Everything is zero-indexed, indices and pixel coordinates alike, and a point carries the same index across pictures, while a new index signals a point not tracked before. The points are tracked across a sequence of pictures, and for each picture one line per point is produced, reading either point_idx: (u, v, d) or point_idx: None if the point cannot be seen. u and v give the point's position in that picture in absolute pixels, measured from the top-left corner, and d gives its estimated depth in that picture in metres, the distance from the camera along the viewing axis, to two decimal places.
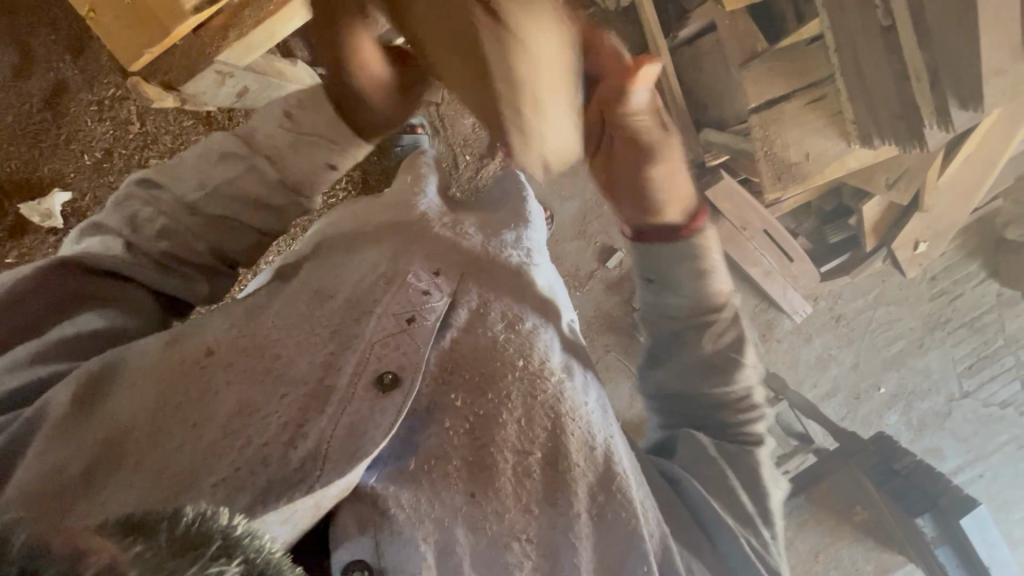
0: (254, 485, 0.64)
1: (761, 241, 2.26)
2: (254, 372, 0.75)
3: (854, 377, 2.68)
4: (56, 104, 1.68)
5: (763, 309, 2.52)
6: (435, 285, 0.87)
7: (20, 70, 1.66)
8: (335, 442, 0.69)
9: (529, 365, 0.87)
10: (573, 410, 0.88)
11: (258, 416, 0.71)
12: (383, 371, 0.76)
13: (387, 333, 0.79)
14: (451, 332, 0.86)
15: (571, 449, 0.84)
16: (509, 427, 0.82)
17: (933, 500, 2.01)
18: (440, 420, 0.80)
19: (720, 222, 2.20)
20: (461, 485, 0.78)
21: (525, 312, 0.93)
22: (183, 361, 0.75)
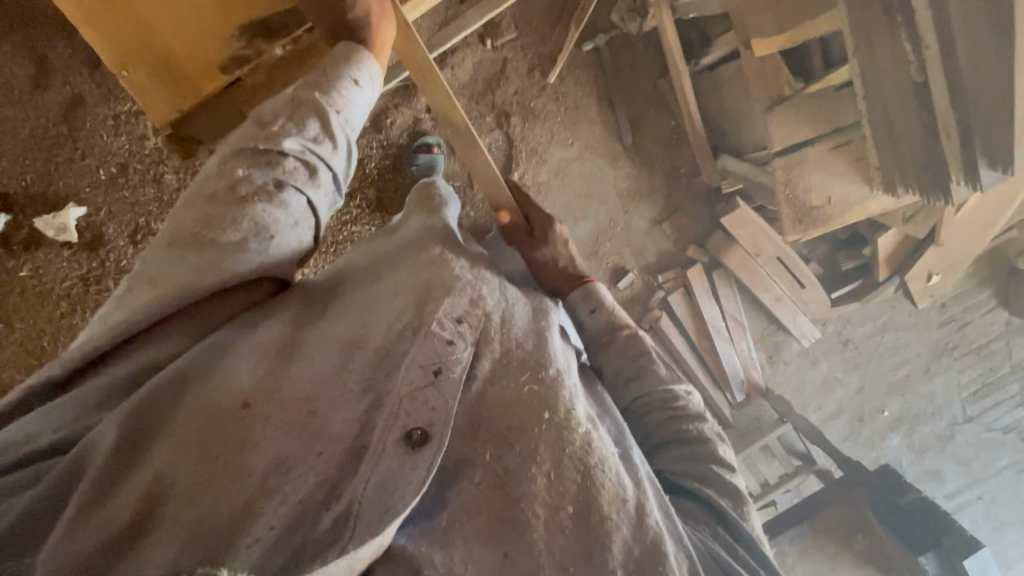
0: (291, 544, 0.64)
1: (773, 266, 2.27)
2: (287, 426, 0.71)
3: (859, 400, 2.69)
4: (72, 118, 1.66)
5: (771, 332, 2.52)
6: (459, 334, 0.82)
7: (35, 83, 1.63)
8: (367, 497, 0.67)
9: (554, 416, 0.81)
10: (603, 461, 0.80)
11: (293, 474, 0.68)
12: (412, 428, 0.72)
13: (415, 387, 0.75)
14: (476, 384, 0.81)
15: (603, 502, 0.77)
16: (537, 481, 0.76)
17: (937, 539, 2.08)
18: (470, 475, 0.76)
19: (732, 249, 2.23)
20: (493, 543, 0.73)
21: (550, 356, 0.88)
22: (222, 411, 0.70)
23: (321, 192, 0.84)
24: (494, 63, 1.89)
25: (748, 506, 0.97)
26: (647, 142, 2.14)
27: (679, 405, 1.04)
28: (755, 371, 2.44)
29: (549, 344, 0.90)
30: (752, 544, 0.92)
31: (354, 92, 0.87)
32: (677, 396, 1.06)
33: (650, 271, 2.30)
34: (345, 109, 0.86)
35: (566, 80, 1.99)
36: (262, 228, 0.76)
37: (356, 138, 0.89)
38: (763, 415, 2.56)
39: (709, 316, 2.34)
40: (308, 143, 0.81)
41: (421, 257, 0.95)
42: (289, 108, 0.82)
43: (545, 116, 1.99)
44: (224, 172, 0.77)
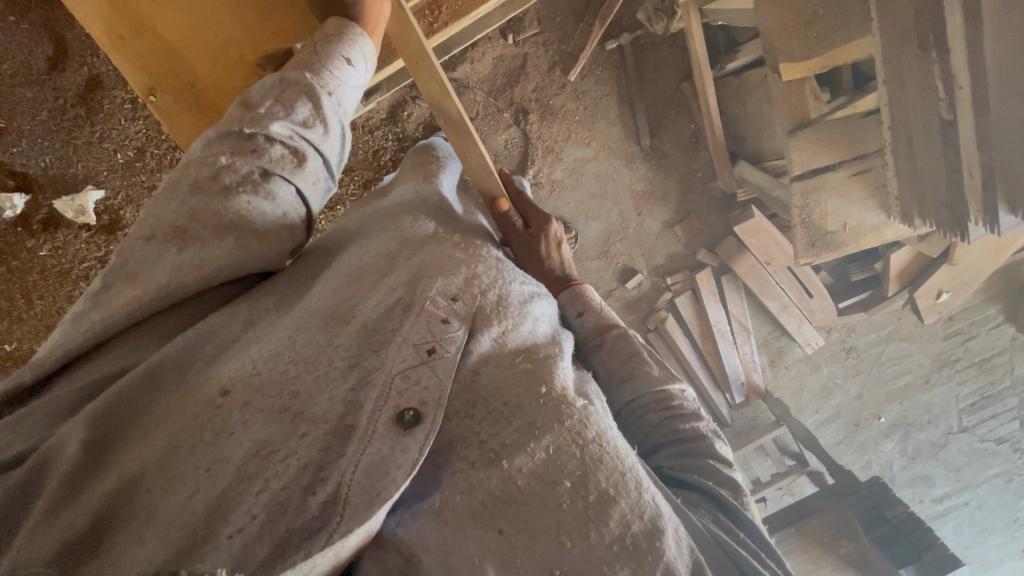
0: (275, 533, 0.60)
1: (783, 276, 2.29)
2: (269, 410, 0.65)
3: (856, 406, 2.73)
4: (90, 100, 1.66)
5: (774, 337, 2.53)
6: (454, 312, 0.76)
7: (53, 64, 1.61)
8: (355, 480, 0.63)
9: (552, 392, 0.74)
10: (601, 435, 0.74)
11: (275, 458, 0.63)
12: (404, 408, 0.67)
13: (406, 366, 0.69)
14: (472, 361, 0.74)
15: (601, 478, 0.71)
16: (535, 456, 0.71)
17: (918, 553, 2.12)
18: (464, 454, 0.71)
19: (743, 256, 2.24)
20: (488, 522, 0.68)
21: (542, 341, 0.82)
22: (196, 404, 0.65)
23: (309, 181, 0.82)
24: (516, 58, 1.85)
25: (749, 497, 0.94)
26: (665, 144, 2.11)
27: (673, 404, 0.98)
28: (756, 373, 2.47)
29: (536, 328, 0.83)
30: (751, 529, 0.89)
31: (346, 72, 0.87)
32: (672, 393, 1.01)
33: (659, 273, 2.31)
34: (338, 91, 0.85)
35: (587, 78, 1.95)
36: (247, 219, 0.76)
37: (349, 121, 0.87)
38: (759, 416, 2.60)
39: (715, 319, 2.36)
40: (297, 130, 0.80)
41: (395, 240, 0.89)
42: (277, 90, 0.81)
43: (563, 114, 1.96)
44: (208, 161, 0.77)
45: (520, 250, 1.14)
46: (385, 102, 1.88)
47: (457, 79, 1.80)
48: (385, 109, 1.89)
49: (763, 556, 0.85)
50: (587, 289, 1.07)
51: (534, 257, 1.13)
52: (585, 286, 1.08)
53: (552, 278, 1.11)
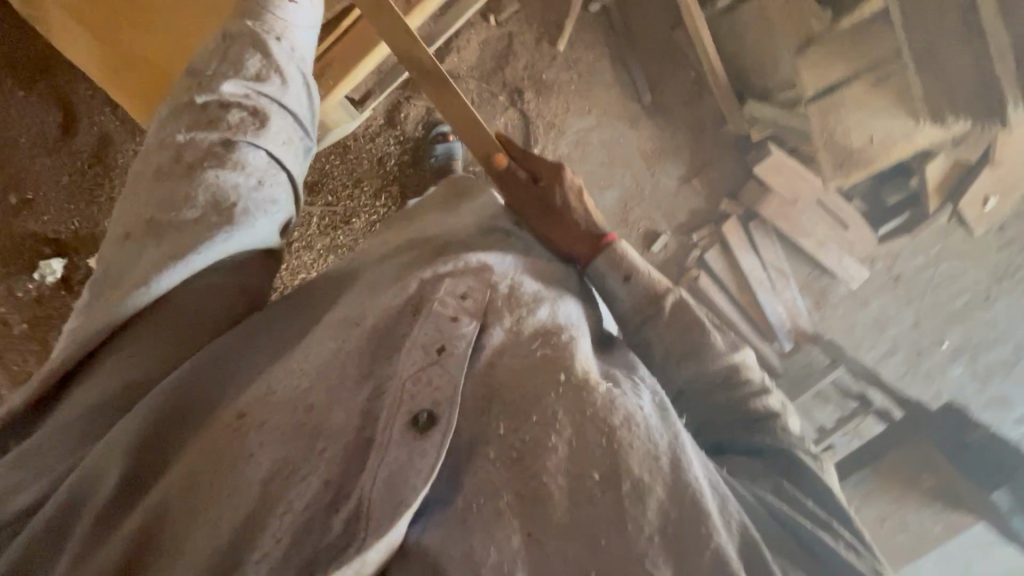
0: (303, 553, 0.60)
1: (813, 211, 2.24)
2: (288, 433, 0.65)
3: (914, 335, 2.60)
4: (104, 157, 1.72)
5: (816, 277, 2.40)
6: (463, 309, 0.75)
7: (66, 130, 1.69)
8: (376, 494, 0.61)
9: (572, 378, 0.71)
10: (631, 418, 0.69)
11: (294, 480, 0.62)
12: (417, 411, 0.66)
13: (418, 367, 0.69)
14: (484, 356, 0.74)
15: (631, 465, 0.66)
16: (559, 449, 0.67)
17: (1012, 471, 2.01)
18: (484, 454, 0.68)
19: (767, 196, 2.18)
20: (516, 523, 0.64)
21: (561, 322, 0.79)
22: (219, 431, 0.66)
23: (277, 141, 0.88)
24: (500, 40, 1.83)
25: (824, 460, 0.88)
26: (667, 99, 2.06)
27: (741, 380, 0.90)
28: (801, 317, 2.38)
29: (554, 315, 0.80)
30: (820, 493, 0.82)
31: (291, 28, 0.94)
32: (735, 364, 0.90)
33: (683, 231, 2.25)
34: (286, 34, 0.93)
35: (576, 46, 1.92)
36: (220, 194, 0.80)
37: (307, 69, 0.96)
38: (812, 362, 2.50)
39: (750, 269, 2.28)
40: (250, 86, 0.88)
41: (408, 261, 0.87)
42: (220, 55, 0.90)
43: (558, 87, 1.93)
44: (172, 142, 0.84)
45: (533, 209, 1.03)
46: (379, 107, 1.89)
47: (446, 70, 1.79)
48: (381, 113, 1.90)
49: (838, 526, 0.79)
50: (627, 247, 0.97)
51: (560, 221, 1.01)
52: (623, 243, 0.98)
53: (583, 238, 1.00)
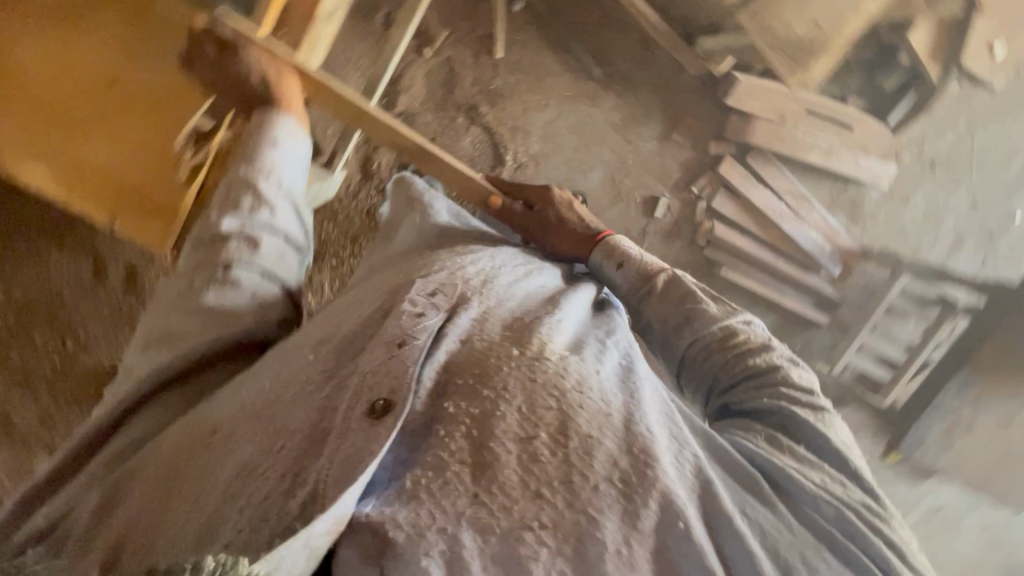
0: (260, 538, 0.67)
1: (807, 123, 2.14)
2: (263, 434, 0.76)
3: (978, 217, 2.36)
4: (135, 285, 1.89)
5: (841, 189, 2.27)
6: (432, 303, 0.92)
7: (99, 271, 1.88)
8: (329, 473, 0.69)
9: (527, 353, 0.88)
10: (581, 383, 0.86)
11: (251, 474, 0.72)
12: (375, 400, 0.74)
13: (379, 360, 0.79)
14: (444, 345, 0.87)
15: (581, 423, 0.80)
16: (510, 416, 0.79)
17: None
18: (437, 431, 0.78)
19: (754, 125, 2.12)
20: (467, 488, 0.73)
21: (523, 312, 0.99)
22: (193, 443, 0.80)
23: (270, 257, 0.99)
24: (441, 67, 1.91)
25: (828, 416, 1.01)
26: (619, 66, 2.05)
27: (738, 341, 1.11)
28: (841, 237, 2.30)
29: (516, 304, 1.01)
30: (813, 439, 0.95)
31: (276, 152, 1.02)
32: (723, 331, 1.13)
33: (682, 187, 2.19)
34: (274, 171, 1.01)
35: (513, 48, 1.97)
36: (224, 300, 0.93)
37: (297, 194, 1.05)
38: (873, 280, 2.36)
39: (763, 202, 2.21)
40: (245, 221, 0.97)
41: (394, 287, 0.98)
42: (227, 195, 0.99)
43: (510, 91, 1.98)
44: (191, 263, 0.96)
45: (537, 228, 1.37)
46: (351, 165, 1.98)
47: (400, 111, 1.88)
48: (356, 170, 1.99)
49: (816, 461, 0.92)
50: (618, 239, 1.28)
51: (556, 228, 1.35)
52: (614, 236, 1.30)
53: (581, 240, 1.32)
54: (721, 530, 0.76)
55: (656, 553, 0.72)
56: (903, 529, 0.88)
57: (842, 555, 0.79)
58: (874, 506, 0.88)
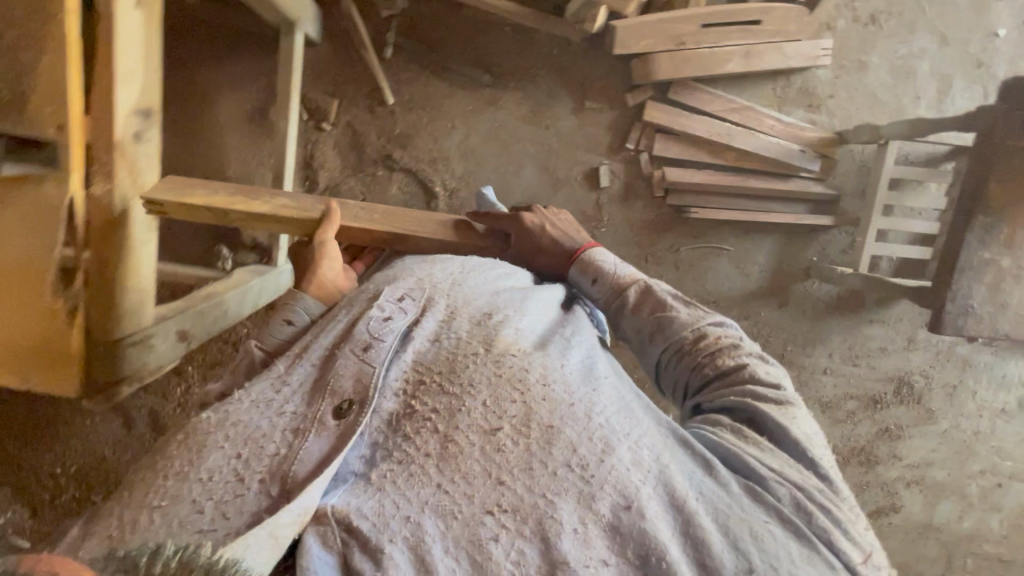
0: (229, 525, 0.77)
1: (711, 36, 1.95)
2: (235, 439, 0.84)
3: (953, 50, 2.17)
4: (162, 426, 2.09)
5: (785, 83, 2.15)
6: (398, 309, 1.00)
7: (129, 425, 2.08)
8: (296, 469, 0.81)
9: (492, 349, 0.95)
10: (544, 374, 0.92)
11: (215, 478, 0.80)
12: (341, 402, 0.88)
13: (352, 367, 0.91)
14: (415, 345, 0.96)
15: (542, 414, 0.87)
16: (474, 411, 0.86)
17: None
18: (404, 428, 0.85)
19: (655, 63, 1.96)
20: (432, 476, 0.81)
21: (495, 310, 1.04)
22: (170, 444, 0.85)
23: None
24: (345, 135, 2.02)
25: (795, 407, 1.01)
26: (505, 64, 2.03)
27: (708, 341, 1.12)
28: (806, 131, 2.15)
29: (486, 299, 1.07)
30: (776, 432, 0.96)
31: (292, 332, 1.04)
32: (694, 334, 1.13)
33: (618, 149, 2.14)
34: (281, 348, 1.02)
35: (401, 89, 2.01)
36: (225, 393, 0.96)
37: None
38: (863, 157, 2.23)
39: (705, 130, 2.09)
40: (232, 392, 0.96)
41: (367, 290, 1.07)
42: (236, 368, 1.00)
43: (415, 129, 2.04)
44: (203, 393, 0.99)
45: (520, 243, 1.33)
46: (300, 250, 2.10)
47: (325, 187, 2.03)
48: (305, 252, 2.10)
49: (776, 451, 0.94)
50: (599, 255, 1.29)
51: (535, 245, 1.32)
52: (595, 253, 1.30)
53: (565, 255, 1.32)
54: (671, 504, 0.83)
55: (609, 532, 0.79)
56: (853, 510, 0.91)
57: (790, 527, 0.83)
58: (828, 491, 0.90)
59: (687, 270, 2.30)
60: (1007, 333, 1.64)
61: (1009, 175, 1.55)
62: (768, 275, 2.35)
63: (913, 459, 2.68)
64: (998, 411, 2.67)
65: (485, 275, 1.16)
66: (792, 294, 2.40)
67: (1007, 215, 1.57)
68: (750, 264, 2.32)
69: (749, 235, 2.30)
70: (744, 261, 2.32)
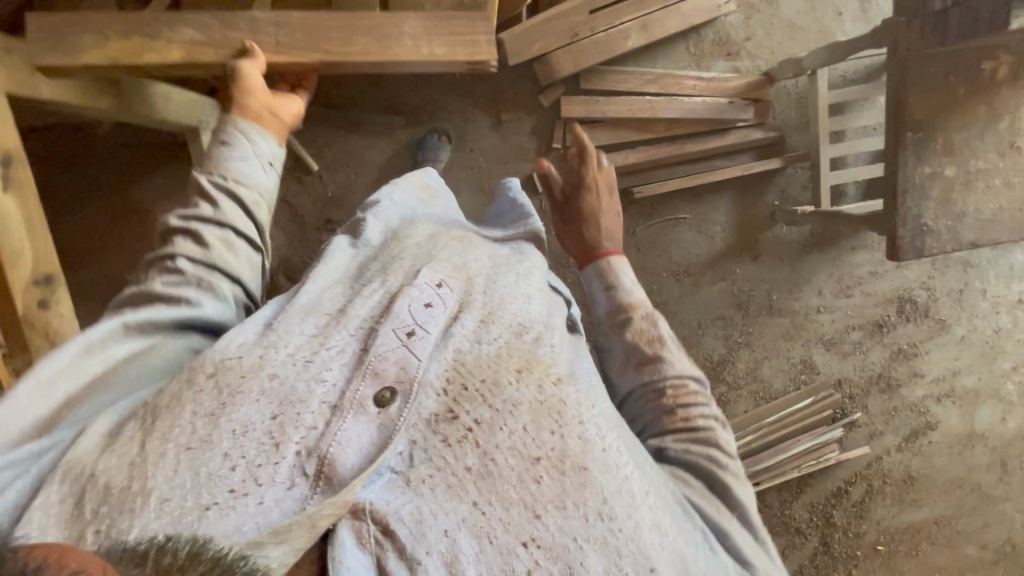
0: (246, 505, 0.64)
1: (602, 20, 1.92)
2: (273, 394, 0.74)
3: None
4: None
5: (697, 41, 2.09)
6: (432, 301, 0.90)
7: None
8: (336, 452, 0.69)
9: (534, 372, 0.84)
10: (579, 406, 0.83)
11: (249, 433, 0.70)
12: (382, 390, 0.76)
13: (393, 350, 0.80)
14: (453, 347, 0.84)
15: (576, 452, 0.77)
16: (513, 433, 0.76)
17: None
18: (442, 433, 0.74)
19: (554, 62, 1.93)
20: (466, 492, 0.70)
21: (530, 325, 0.93)
22: (186, 386, 0.74)
23: (229, 258, 0.92)
24: (282, 210, 2.07)
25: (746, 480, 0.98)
26: (414, 102, 2.05)
27: (685, 391, 1.01)
28: (729, 82, 2.08)
29: (512, 298, 0.97)
30: (733, 503, 0.93)
31: (232, 153, 0.99)
32: (674, 380, 1.02)
33: (546, 150, 2.13)
34: (229, 168, 0.98)
35: (322, 152, 2.05)
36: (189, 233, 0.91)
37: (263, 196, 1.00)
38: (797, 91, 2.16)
39: (628, 108, 2.05)
40: (191, 217, 0.92)
41: (401, 265, 0.98)
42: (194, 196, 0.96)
43: (347, 187, 2.08)
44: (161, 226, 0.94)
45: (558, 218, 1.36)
46: None
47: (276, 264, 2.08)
48: None
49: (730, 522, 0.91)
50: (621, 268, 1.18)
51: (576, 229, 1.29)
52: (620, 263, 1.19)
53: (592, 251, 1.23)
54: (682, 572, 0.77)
55: None
56: None
57: None
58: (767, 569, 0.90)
59: (648, 247, 2.29)
60: (972, 242, 1.56)
61: (925, 85, 1.48)
62: (734, 231, 2.31)
63: (937, 370, 2.58)
64: (1015, 301, 2.56)
65: (516, 270, 1.05)
66: (763, 243, 2.34)
67: (938, 125, 1.50)
68: (711, 225, 2.29)
69: (702, 197, 2.27)
70: (704, 224, 2.29)
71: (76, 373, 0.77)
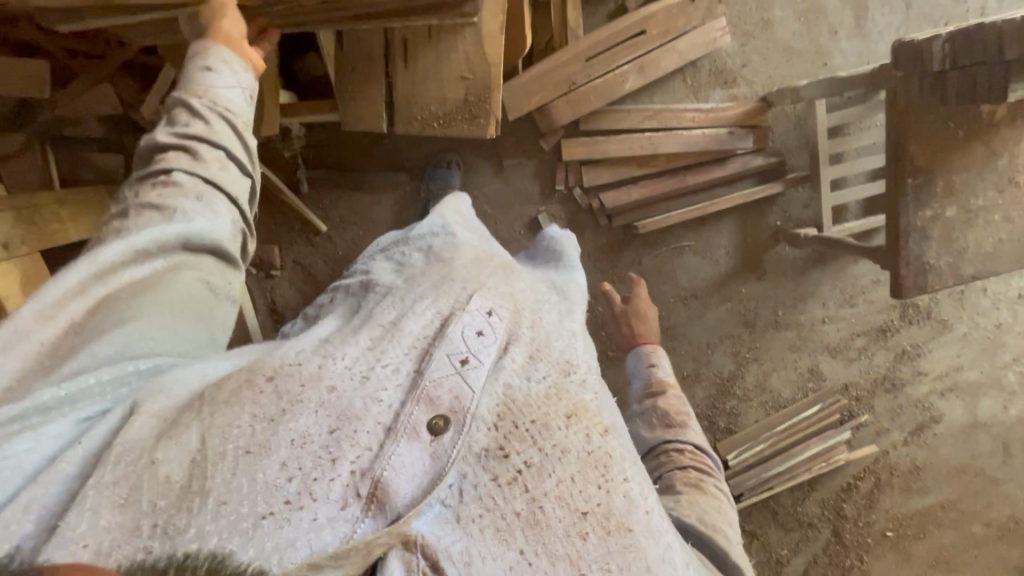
0: (296, 526, 0.54)
1: (597, 65, 1.92)
2: (330, 404, 0.62)
3: None
4: None
5: (694, 72, 2.09)
6: (490, 325, 0.72)
7: None
8: (390, 478, 0.58)
9: (591, 421, 0.69)
10: (628, 460, 0.71)
11: (305, 445, 0.59)
12: (435, 416, 0.63)
13: (446, 378, 0.66)
14: (506, 379, 0.68)
15: (625, 514, 0.65)
16: (567, 482, 0.64)
17: None
18: (493, 468, 0.62)
19: (552, 110, 1.94)
20: (512, 537, 0.59)
21: (579, 360, 0.77)
22: (247, 377, 0.64)
23: (213, 168, 0.85)
24: (295, 269, 2.11)
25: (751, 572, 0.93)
26: (416, 155, 2.06)
27: (699, 458, 1.08)
28: (727, 112, 2.08)
29: (561, 318, 0.82)
30: None
31: (213, 77, 0.92)
32: (690, 448, 1.10)
33: (549, 191, 2.15)
34: (209, 92, 0.90)
35: (330, 211, 2.07)
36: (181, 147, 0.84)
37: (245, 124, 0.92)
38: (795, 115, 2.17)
39: (627, 149, 2.06)
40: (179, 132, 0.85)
41: (451, 265, 0.81)
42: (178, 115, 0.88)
43: (356, 242, 2.10)
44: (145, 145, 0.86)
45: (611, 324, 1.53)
46: None
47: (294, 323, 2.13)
48: None
49: None
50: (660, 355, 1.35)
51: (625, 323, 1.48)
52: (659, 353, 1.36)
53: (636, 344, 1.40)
54: None
55: None
56: None
57: None
58: None
59: (654, 275, 2.34)
60: (972, 276, 1.60)
61: (920, 134, 1.52)
62: (738, 253, 2.35)
63: (941, 368, 2.66)
64: (1015, 297, 2.62)
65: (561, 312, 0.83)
66: (766, 262, 2.39)
67: (936, 168, 1.53)
68: (715, 250, 2.33)
69: (705, 223, 2.30)
70: (708, 249, 2.33)
71: (83, 293, 0.71)
